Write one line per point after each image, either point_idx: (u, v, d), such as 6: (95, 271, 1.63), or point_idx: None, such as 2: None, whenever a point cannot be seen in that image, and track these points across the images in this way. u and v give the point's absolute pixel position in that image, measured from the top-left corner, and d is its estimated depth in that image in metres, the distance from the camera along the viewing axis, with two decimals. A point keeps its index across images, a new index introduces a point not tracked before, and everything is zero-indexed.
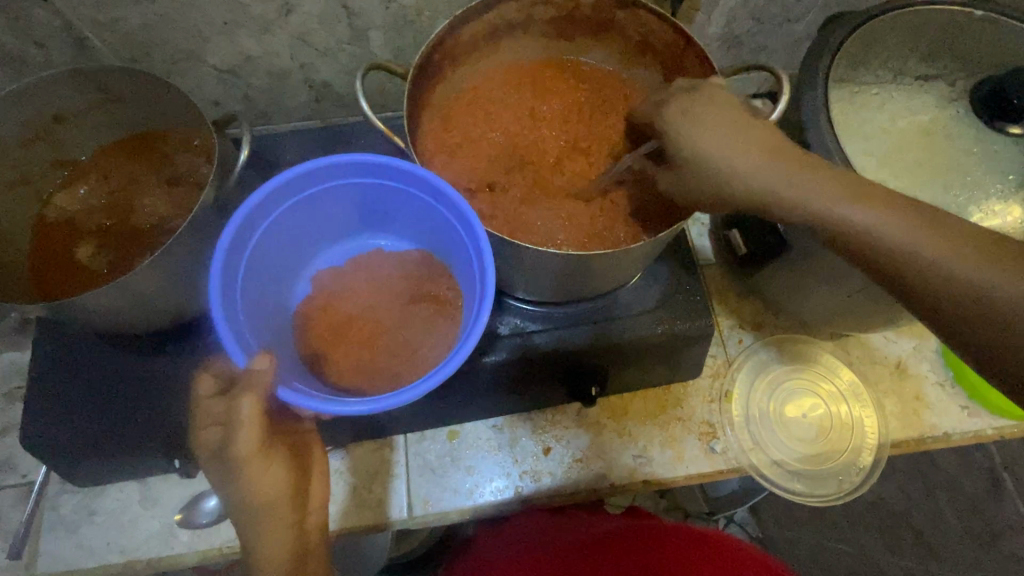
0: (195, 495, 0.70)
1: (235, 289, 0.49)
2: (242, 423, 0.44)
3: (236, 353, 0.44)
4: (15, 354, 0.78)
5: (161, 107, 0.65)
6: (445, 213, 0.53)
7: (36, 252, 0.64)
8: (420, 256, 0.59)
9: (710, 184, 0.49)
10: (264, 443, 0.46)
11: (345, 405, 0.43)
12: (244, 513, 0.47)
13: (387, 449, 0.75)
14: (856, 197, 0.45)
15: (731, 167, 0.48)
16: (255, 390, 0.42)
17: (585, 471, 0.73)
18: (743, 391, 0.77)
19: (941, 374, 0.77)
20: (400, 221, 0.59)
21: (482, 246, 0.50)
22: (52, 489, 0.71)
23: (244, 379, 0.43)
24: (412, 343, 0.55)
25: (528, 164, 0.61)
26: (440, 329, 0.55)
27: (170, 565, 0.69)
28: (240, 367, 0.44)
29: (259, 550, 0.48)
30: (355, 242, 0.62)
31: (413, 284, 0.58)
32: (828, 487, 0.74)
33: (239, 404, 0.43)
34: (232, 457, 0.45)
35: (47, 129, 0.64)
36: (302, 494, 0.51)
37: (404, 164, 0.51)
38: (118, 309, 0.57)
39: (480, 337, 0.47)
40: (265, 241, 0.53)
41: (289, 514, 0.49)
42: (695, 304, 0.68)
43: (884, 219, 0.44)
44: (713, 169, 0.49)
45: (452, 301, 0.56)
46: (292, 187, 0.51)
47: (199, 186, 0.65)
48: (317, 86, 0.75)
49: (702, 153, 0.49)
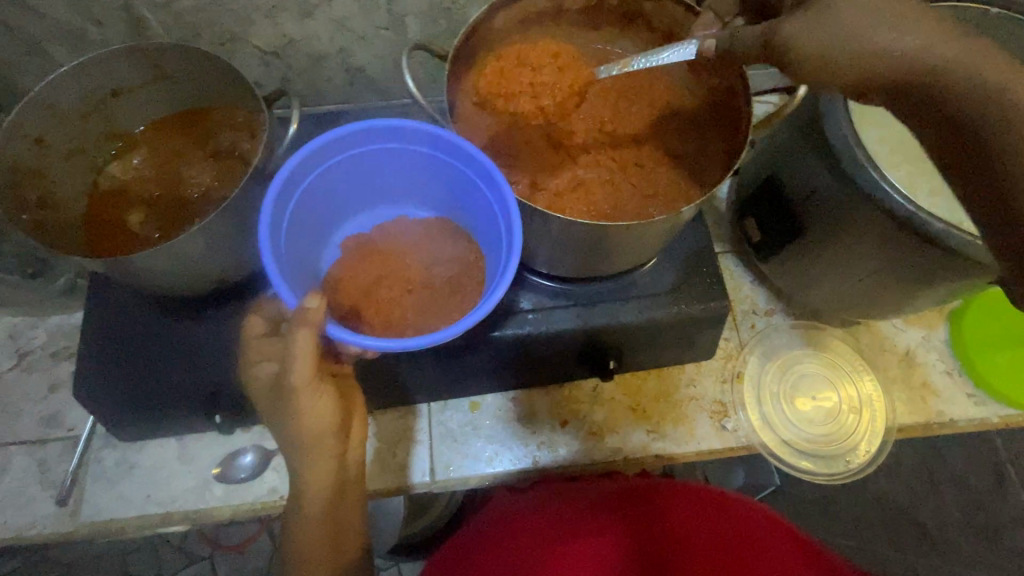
0: (232, 452, 0.75)
1: (279, 239, 0.53)
2: (296, 355, 0.47)
3: (285, 294, 0.48)
4: (63, 317, 0.83)
5: (210, 84, 0.69)
6: (472, 176, 0.57)
7: (91, 217, 0.69)
8: (445, 223, 0.63)
9: (850, 64, 0.42)
10: (316, 377, 0.49)
11: (391, 341, 0.47)
12: (292, 449, 0.52)
13: (411, 417, 0.78)
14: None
15: (884, 39, 0.41)
16: (310, 327, 0.45)
17: (600, 444, 0.76)
18: (754, 373, 0.80)
19: (949, 363, 0.79)
20: (427, 189, 0.63)
21: (510, 206, 0.53)
22: (96, 443, 0.75)
23: (295, 315, 0.46)
24: (438, 301, 0.58)
25: (553, 144, 0.65)
26: (465, 290, 0.58)
27: (205, 518, 0.73)
28: (289, 308, 0.48)
29: (305, 486, 0.52)
30: (381, 210, 0.65)
31: (438, 247, 0.61)
32: (835, 467, 0.77)
33: (295, 337, 0.46)
34: (287, 387, 0.49)
35: (104, 102, 0.68)
36: (346, 430, 0.54)
37: (434, 129, 0.55)
38: (168, 271, 0.62)
39: (509, 285, 0.51)
40: (304, 200, 0.56)
41: (336, 444, 0.52)
42: (712, 285, 0.70)
43: None
44: (855, 27, 0.42)
45: (476, 262, 0.60)
46: (330, 150, 0.55)
47: (242, 159, 0.69)
48: (352, 71, 0.78)
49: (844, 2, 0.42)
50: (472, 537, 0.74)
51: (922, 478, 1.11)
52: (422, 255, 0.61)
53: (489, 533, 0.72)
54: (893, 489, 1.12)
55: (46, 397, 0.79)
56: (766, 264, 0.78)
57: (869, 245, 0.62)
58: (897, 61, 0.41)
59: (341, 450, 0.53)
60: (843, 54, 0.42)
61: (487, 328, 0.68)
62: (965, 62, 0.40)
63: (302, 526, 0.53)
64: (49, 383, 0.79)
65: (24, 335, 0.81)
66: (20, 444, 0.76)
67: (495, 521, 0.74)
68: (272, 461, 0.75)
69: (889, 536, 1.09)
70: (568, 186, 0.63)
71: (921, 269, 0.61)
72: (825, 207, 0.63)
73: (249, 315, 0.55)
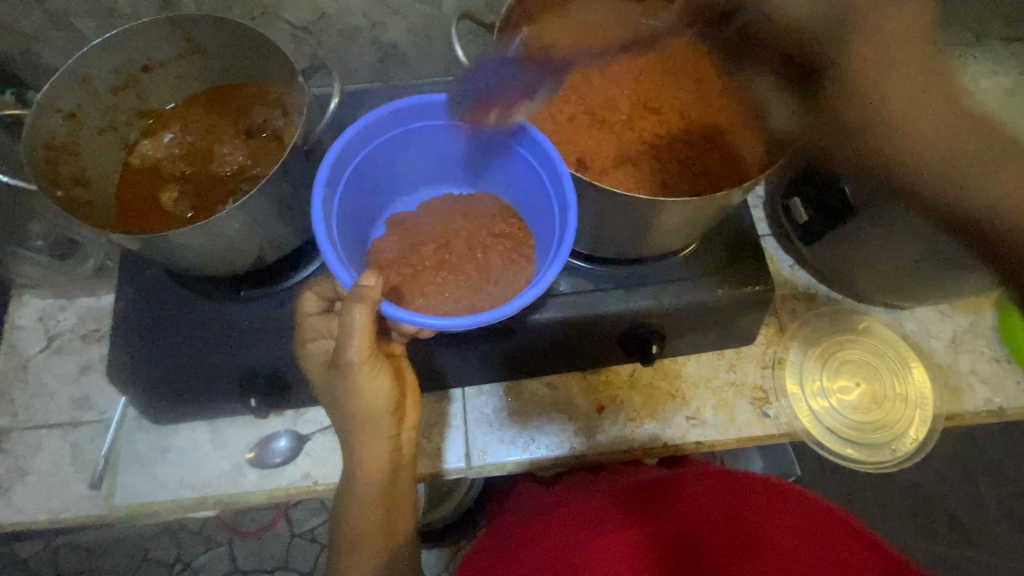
0: (266, 436, 0.74)
1: (330, 214, 0.51)
2: (351, 333, 0.45)
3: (340, 273, 0.46)
4: (91, 299, 0.82)
5: (243, 58, 0.67)
6: (523, 153, 0.55)
7: (124, 195, 0.67)
8: (494, 200, 0.61)
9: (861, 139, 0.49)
10: (371, 355, 0.48)
11: (448, 321, 0.46)
12: (344, 428, 0.51)
13: (445, 402, 0.77)
14: (895, 109, 0.47)
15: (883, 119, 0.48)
16: (366, 304, 0.44)
17: (639, 430, 0.75)
18: (796, 359, 0.78)
19: (997, 350, 0.77)
20: (471, 167, 0.61)
21: (564, 181, 0.51)
22: (128, 427, 0.74)
23: (350, 293, 0.44)
24: (490, 275, 0.56)
25: (603, 127, 0.63)
26: (516, 266, 0.57)
27: (239, 502, 0.72)
28: (344, 287, 0.46)
29: (358, 463, 0.52)
30: (425, 191, 0.64)
31: (487, 223, 0.59)
32: (882, 455, 0.75)
33: (348, 317, 0.45)
34: (341, 365, 0.47)
35: (135, 77, 0.67)
36: (399, 407, 0.53)
37: (485, 103, 0.53)
38: (206, 250, 0.60)
39: (566, 260, 0.49)
40: (352, 180, 0.55)
41: (389, 424, 0.51)
42: (758, 268, 0.68)
43: (920, 136, 0.47)
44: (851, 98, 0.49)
45: (525, 240, 0.58)
46: (379, 126, 0.53)
47: (277, 137, 0.67)
48: (384, 47, 0.76)
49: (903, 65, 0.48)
50: (508, 525, 0.73)
51: (954, 468, 1.10)
52: (470, 231, 0.58)
53: (524, 524, 0.71)
54: (925, 480, 1.10)
55: (77, 379, 0.78)
56: (811, 248, 0.76)
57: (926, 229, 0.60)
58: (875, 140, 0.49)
59: (395, 430, 0.52)
60: (861, 110, 0.49)
61: (527, 311, 0.66)
62: (915, 117, 0.47)
63: (356, 505, 0.53)
64: (79, 365, 0.78)
65: (53, 317, 0.80)
66: (51, 427, 0.76)
67: (531, 512, 0.73)
68: (306, 445, 0.74)
69: (920, 528, 1.08)
70: (613, 162, 0.61)
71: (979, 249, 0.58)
72: None
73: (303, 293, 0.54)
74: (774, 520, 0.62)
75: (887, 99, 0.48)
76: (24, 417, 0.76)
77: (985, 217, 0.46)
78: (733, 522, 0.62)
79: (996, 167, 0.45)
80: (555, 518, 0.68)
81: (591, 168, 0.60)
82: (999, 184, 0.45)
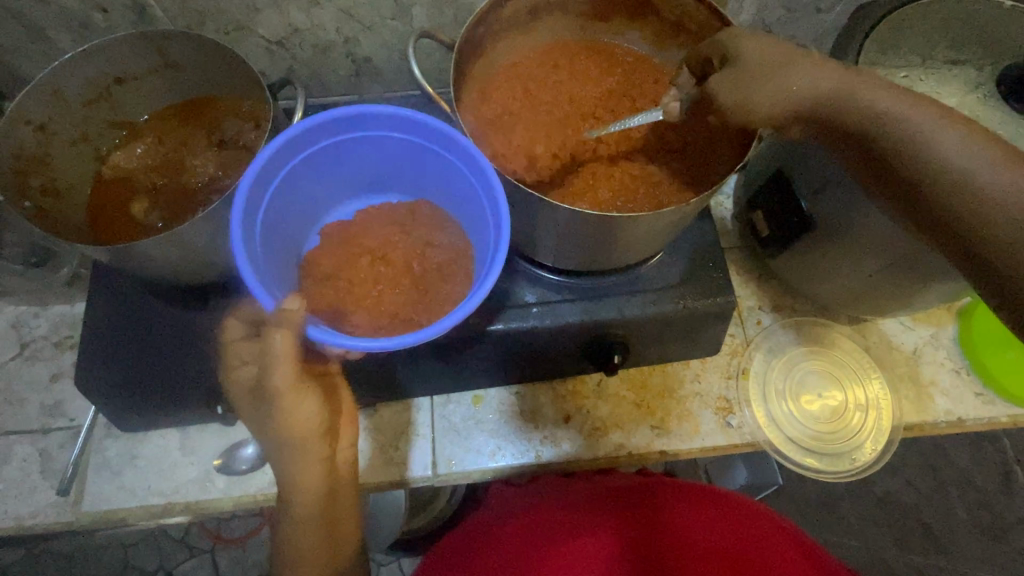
0: (234, 443, 0.75)
1: (255, 223, 0.53)
2: (277, 358, 0.48)
3: (263, 295, 0.48)
4: (64, 307, 0.82)
5: (215, 73, 0.68)
6: (455, 162, 0.57)
7: (95, 205, 0.68)
8: (432, 209, 0.63)
9: (789, 111, 0.50)
10: (299, 379, 0.50)
11: (377, 341, 0.47)
12: (288, 440, 0.52)
13: (414, 410, 0.78)
14: (820, 82, 0.49)
15: (808, 92, 0.49)
16: (289, 328, 0.46)
17: (604, 441, 0.76)
18: (759, 370, 0.79)
19: (957, 362, 0.79)
20: (404, 176, 0.63)
21: (496, 191, 0.53)
22: (98, 433, 0.75)
23: (274, 318, 0.46)
24: (426, 288, 0.57)
25: (556, 139, 0.63)
26: (455, 278, 0.58)
27: (206, 509, 0.73)
28: (267, 310, 0.48)
29: (316, 469, 0.54)
30: (360, 200, 0.66)
31: (427, 233, 0.61)
32: (840, 465, 0.77)
33: (272, 341, 0.47)
34: (269, 391, 0.50)
35: (108, 90, 0.68)
36: (333, 432, 0.56)
37: (413, 114, 0.55)
38: (171, 260, 0.61)
39: (501, 270, 0.51)
40: (281, 190, 0.56)
41: (322, 447, 0.54)
42: (718, 280, 0.69)
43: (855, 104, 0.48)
44: (772, 77, 0.50)
45: (464, 249, 0.60)
46: (309, 137, 0.55)
47: (247, 149, 0.68)
48: (357, 61, 0.77)
49: (827, 92, 0.49)
50: (478, 526, 0.74)
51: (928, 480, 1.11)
52: (409, 241, 0.60)
53: (495, 527, 0.72)
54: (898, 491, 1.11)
55: (49, 387, 0.79)
56: (773, 259, 0.78)
57: (879, 243, 0.62)
58: (811, 105, 0.50)
59: (329, 452, 0.55)
60: (774, 88, 0.50)
61: (491, 322, 0.67)
62: (840, 89, 0.48)
63: (309, 511, 0.55)
64: (51, 373, 0.79)
65: (25, 323, 0.81)
66: (23, 433, 0.76)
67: (502, 515, 0.73)
68: None
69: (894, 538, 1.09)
70: (559, 176, 0.61)
71: (928, 259, 0.59)
72: (838, 203, 0.63)
73: (227, 320, 0.58)
74: (716, 522, 0.64)
75: (807, 77, 0.49)
76: None
77: (968, 192, 0.43)
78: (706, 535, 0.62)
79: (938, 129, 0.45)
80: (530, 520, 0.69)
81: (534, 176, 0.60)
82: (945, 144, 0.44)
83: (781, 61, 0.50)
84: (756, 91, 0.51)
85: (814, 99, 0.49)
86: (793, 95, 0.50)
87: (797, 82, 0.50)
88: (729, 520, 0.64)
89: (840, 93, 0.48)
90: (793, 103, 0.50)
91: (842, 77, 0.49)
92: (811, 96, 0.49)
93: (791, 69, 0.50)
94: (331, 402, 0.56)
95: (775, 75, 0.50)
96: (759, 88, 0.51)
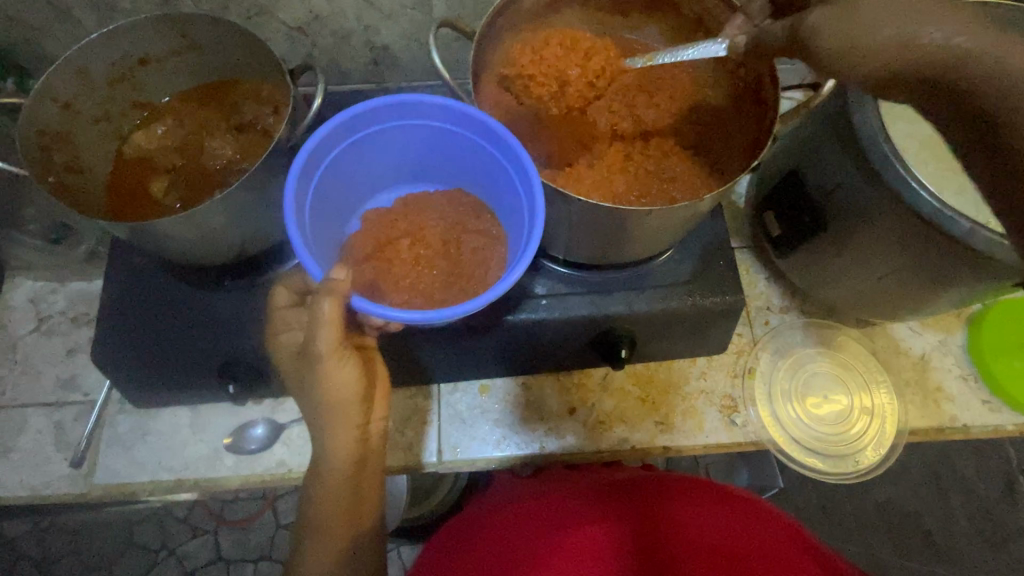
0: (244, 423, 0.76)
1: (304, 200, 0.54)
2: (322, 324, 0.49)
3: (313, 267, 0.49)
4: (82, 283, 0.84)
5: (236, 57, 0.69)
6: (493, 152, 0.58)
7: (115, 184, 0.70)
8: (468, 198, 0.64)
9: (889, 60, 0.41)
10: (341, 345, 0.51)
11: (423, 313, 0.48)
12: (327, 405, 0.54)
13: (421, 397, 0.79)
14: (944, 32, 0.40)
15: (921, 42, 0.40)
16: (336, 296, 0.47)
17: (609, 434, 0.76)
18: (766, 370, 0.79)
19: (965, 368, 0.79)
20: (444, 166, 0.64)
21: (532, 179, 0.54)
22: (112, 408, 0.77)
23: (323, 285, 0.47)
24: (462, 273, 0.58)
25: (593, 62, 0.65)
26: (487, 265, 0.59)
27: (214, 486, 0.74)
28: (315, 280, 0.49)
29: (331, 448, 0.55)
30: (400, 189, 0.67)
31: (462, 221, 0.62)
32: (844, 466, 0.77)
33: (318, 307, 0.48)
34: (312, 355, 0.51)
35: (132, 71, 0.69)
36: (368, 402, 0.57)
37: (454, 103, 0.56)
38: (189, 240, 0.62)
39: (535, 255, 0.51)
40: (328, 173, 0.57)
41: (358, 414, 0.55)
42: (727, 278, 0.69)
43: (981, 59, 0.39)
44: (881, 20, 0.42)
45: (497, 238, 0.61)
46: (357, 122, 0.56)
47: (265, 134, 0.69)
48: (376, 50, 0.78)
49: (946, 45, 0.40)
50: (490, 510, 0.75)
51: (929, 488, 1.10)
52: (444, 228, 0.61)
53: (507, 511, 0.72)
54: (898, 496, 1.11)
55: (64, 361, 0.80)
56: (783, 259, 0.78)
57: (891, 246, 0.62)
58: (920, 57, 0.41)
59: (364, 421, 0.56)
60: (879, 30, 0.41)
61: (502, 312, 0.67)
62: (972, 44, 0.39)
63: (320, 488, 0.56)
64: (67, 348, 0.81)
65: (44, 299, 0.83)
66: (38, 406, 0.78)
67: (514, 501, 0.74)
68: (283, 434, 0.76)
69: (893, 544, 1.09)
70: (575, 147, 0.63)
71: (943, 265, 0.60)
72: (851, 205, 0.63)
73: (275, 286, 0.59)
74: (733, 523, 0.63)
75: (927, 26, 0.40)
76: (12, 395, 0.78)
77: None
78: (719, 526, 0.63)
79: None
80: (545, 505, 0.70)
81: (559, 108, 0.64)
82: None
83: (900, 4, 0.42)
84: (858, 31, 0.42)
85: (926, 52, 0.40)
86: (904, 43, 0.41)
87: (929, 32, 0.40)
88: (740, 515, 0.65)
89: (967, 49, 0.39)
90: (912, 57, 0.41)
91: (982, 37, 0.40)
92: (926, 48, 0.40)
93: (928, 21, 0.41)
94: (369, 370, 0.57)
95: (884, 24, 0.41)
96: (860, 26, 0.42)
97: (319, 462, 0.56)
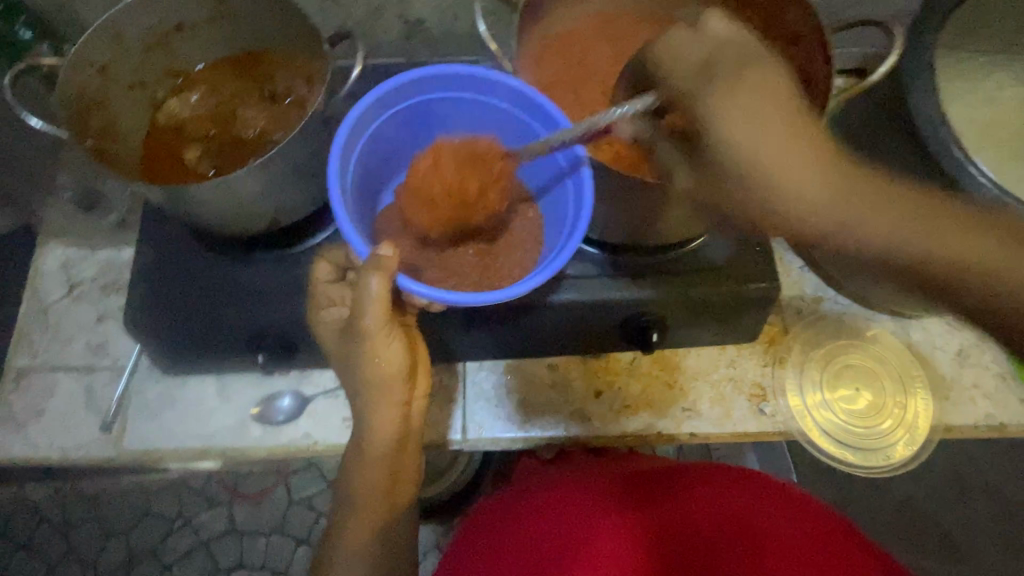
0: (270, 394, 0.77)
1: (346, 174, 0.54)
2: (369, 301, 0.49)
3: (358, 243, 0.49)
4: (111, 252, 0.84)
5: (270, 25, 0.68)
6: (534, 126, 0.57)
7: (150, 152, 0.69)
8: None
9: (761, 210, 0.50)
10: (387, 321, 0.51)
11: (471, 296, 0.48)
12: (369, 380, 0.53)
13: (445, 376, 0.79)
14: (804, 197, 0.49)
15: (790, 202, 0.49)
16: (384, 272, 0.47)
17: (635, 419, 0.76)
18: (796, 360, 0.78)
19: (1003, 366, 0.77)
20: None
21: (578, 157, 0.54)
22: (141, 375, 0.77)
23: (370, 262, 0.47)
24: (497, 253, 0.60)
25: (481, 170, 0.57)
26: (523, 246, 0.61)
27: (241, 455, 0.75)
28: (361, 257, 0.50)
29: (368, 420, 0.55)
30: None
31: None
32: (872, 461, 0.76)
33: (366, 283, 0.48)
34: (359, 329, 0.51)
35: (167, 36, 0.69)
36: (412, 377, 0.56)
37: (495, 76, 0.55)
38: (224, 209, 0.61)
39: (582, 235, 0.52)
40: (368, 147, 0.57)
41: (399, 391, 0.55)
42: (764, 264, 0.68)
43: (824, 203, 0.49)
44: (750, 165, 0.49)
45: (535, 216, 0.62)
46: (395, 95, 0.56)
47: (298, 105, 0.69)
48: (411, 22, 0.77)
49: (806, 189, 0.49)
50: (520, 491, 0.75)
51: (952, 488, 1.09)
52: None
53: (538, 492, 0.72)
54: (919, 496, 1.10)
55: (94, 327, 0.81)
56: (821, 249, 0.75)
57: None
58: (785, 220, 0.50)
59: (406, 398, 0.56)
60: (750, 193, 0.49)
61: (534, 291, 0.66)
62: (832, 191, 0.48)
63: (355, 459, 0.57)
64: (96, 314, 0.81)
65: (74, 265, 0.83)
66: (68, 370, 0.79)
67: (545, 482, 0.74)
68: (309, 406, 0.76)
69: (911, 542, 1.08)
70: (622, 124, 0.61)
71: None
72: None
73: (317, 259, 0.59)
74: (768, 508, 0.63)
75: (794, 180, 0.49)
76: (43, 358, 0.79)
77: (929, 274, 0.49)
78: (757, 513, 0.62)
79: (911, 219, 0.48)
80: (577, 486, 0.69)
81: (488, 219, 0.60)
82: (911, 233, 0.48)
83: (755, 161, 0.49)
84: (721, 194, 0.51)
85: (791, 212, 0.49)
86: (777, 210, 0.49)
87: (783, 204, 0.49)
88: (776, 501, 0.64)
89: (825, 203, 0.48)
90: (786, 204, 0.49)
91: (831, 181, 0.49)
92: (800, 206, 0.49)
93: (767, 144, 0.48)
94: (413, 346, 0.57)
95: (762, 183, 0.49)
96: (740, 174, 0.49)
97: (357, 433, 0.56)
